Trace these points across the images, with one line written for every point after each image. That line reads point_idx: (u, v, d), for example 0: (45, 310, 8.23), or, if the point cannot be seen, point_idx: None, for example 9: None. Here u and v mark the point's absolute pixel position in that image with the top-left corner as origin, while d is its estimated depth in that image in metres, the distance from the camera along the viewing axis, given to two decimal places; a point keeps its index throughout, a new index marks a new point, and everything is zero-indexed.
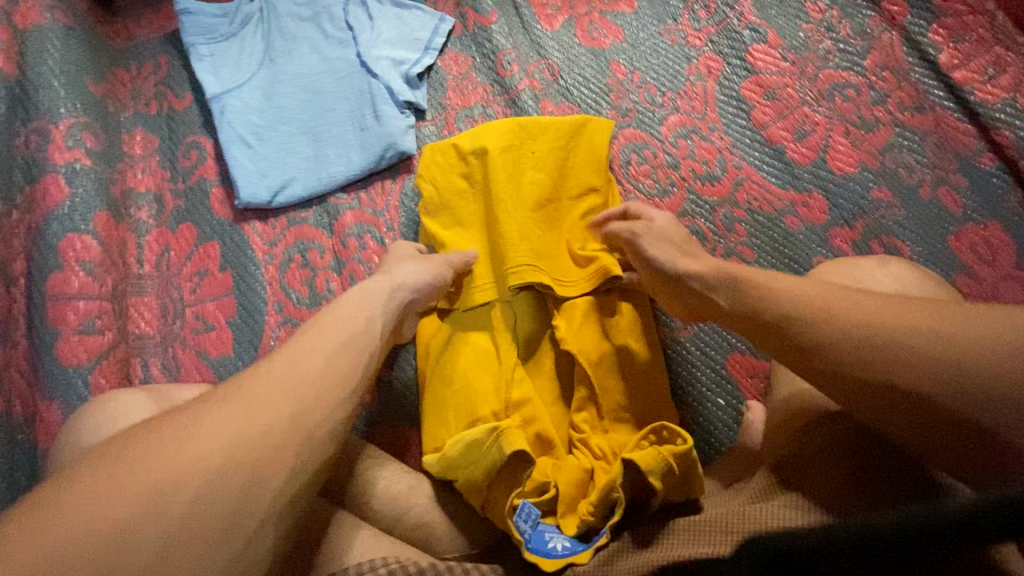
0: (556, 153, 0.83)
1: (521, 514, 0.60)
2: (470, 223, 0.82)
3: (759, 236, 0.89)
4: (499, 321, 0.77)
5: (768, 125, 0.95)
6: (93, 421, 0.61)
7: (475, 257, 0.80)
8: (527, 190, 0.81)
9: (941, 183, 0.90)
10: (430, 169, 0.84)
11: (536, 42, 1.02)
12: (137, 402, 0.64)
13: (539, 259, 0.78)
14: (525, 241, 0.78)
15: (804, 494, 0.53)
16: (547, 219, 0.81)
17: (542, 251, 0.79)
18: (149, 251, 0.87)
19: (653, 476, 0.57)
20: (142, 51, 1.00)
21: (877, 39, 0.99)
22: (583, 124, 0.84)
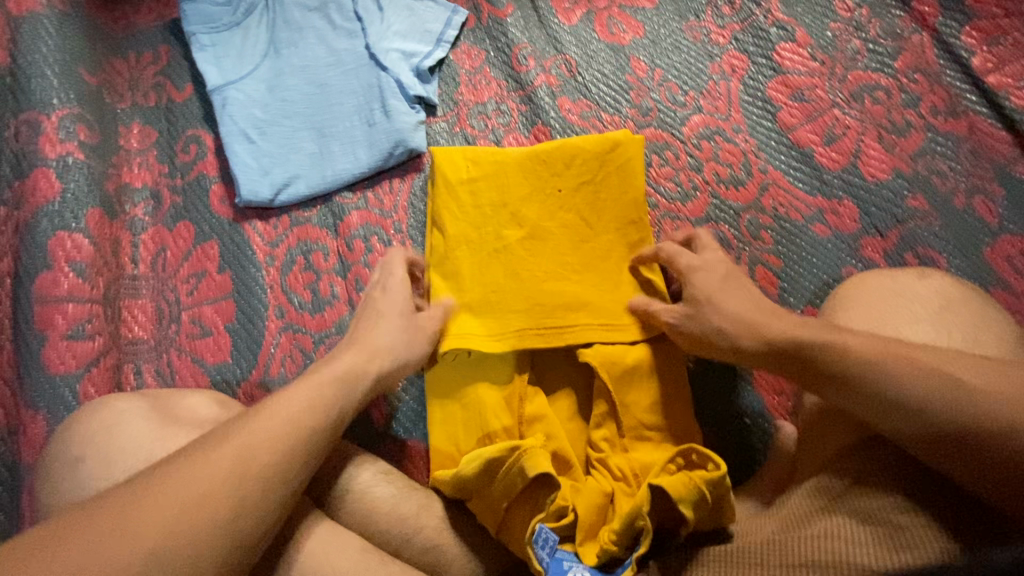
0: (584, 186, 0.79)
1: (540, 541, 0.56)
2: (494, 258, 0.77)
3: (785, 244, 0.85)
4: (513, 330, 0.72)
5: (794, 128, 0.91)
6: (85, 435, 0.58)
7: (503, 297, 0.74)
8: (557, 230, 0.77)
9: (977, 192, 0.86)
10: (443, 209, 0.80)
11: (552, 37, 0.98)
12: (133, 411, 0.60)
13: (579, 304, 0.73)
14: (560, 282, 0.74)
15: (847, 528, 0.49)
16: (583, 258, 0.76)
17: (580, 294, 0.74)
18: (144, 251, 0.83)
19: (685, 505, 0.53)
20: (141, 40, 0.96)
21: (908, 39, 0.95)
22: (613, 149, 0.80)
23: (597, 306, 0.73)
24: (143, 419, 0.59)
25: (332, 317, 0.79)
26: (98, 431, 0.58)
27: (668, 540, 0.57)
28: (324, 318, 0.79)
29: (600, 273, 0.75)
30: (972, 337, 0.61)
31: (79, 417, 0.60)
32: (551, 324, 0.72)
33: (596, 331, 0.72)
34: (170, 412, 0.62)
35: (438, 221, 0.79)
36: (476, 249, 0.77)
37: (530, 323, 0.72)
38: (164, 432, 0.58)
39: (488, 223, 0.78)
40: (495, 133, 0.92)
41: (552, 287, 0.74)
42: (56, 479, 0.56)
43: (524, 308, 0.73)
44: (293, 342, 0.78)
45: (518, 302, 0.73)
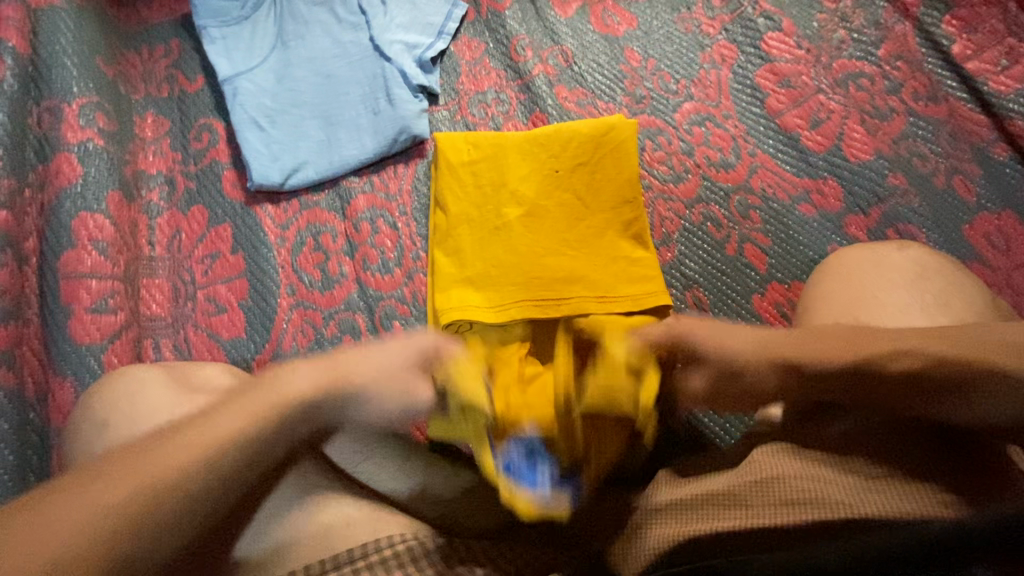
0: (581, 167, 0.83)
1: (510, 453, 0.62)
2: (494, 234, 0.80)
3: (772, 223, 0.88)
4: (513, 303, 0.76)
5: (782, 113, 0.95)
6: (111, 399, 0.62)
7: (501, 271, 0.78)
8: (554, 209, 0.81)
9: (955, 172, 0.90)
10: (445, 188, 0.84)
11: (549, 29, 1.02)
12: (154, 378, 0.64)
13: (576, 278, 0.77)
14: (557, 258, 0.78)
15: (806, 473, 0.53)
16: (580, 236, 0.80)
17: (575, 269, 0.78)
18: (161, 233, 0.86)
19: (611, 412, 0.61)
20: (153, 34, 1.00)
21: (890, 29, 0.99)
22: (609, 131, 0.84)
23: (592, 280, 0.77)
24: (163, 387, 0.63)
25: (340, 294, 0.83)
26: (122, 395, 0.62)
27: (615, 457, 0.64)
28: (334, 295, 0.83)
29: (594, 248, 0.79)
30: (942, 300, 0.65)
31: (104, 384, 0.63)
32: (550, 297, 0.76)
33: (590, 303, 0.76)
34: (191, 381, 0.66)
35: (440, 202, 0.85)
36: (476, 224, 0.82)
37: (529, 294, 0.76)
38: (185, 399, 0.62)
39: (488, 202, 0.83)
40: (495, 121, 0.96)
41: (551, 262, 0.78)
42: (84, 439, 0.60)
43: (523, 280, 0.77)
44: (304, 318, 0.82)
45: (516, 275, 0.77)
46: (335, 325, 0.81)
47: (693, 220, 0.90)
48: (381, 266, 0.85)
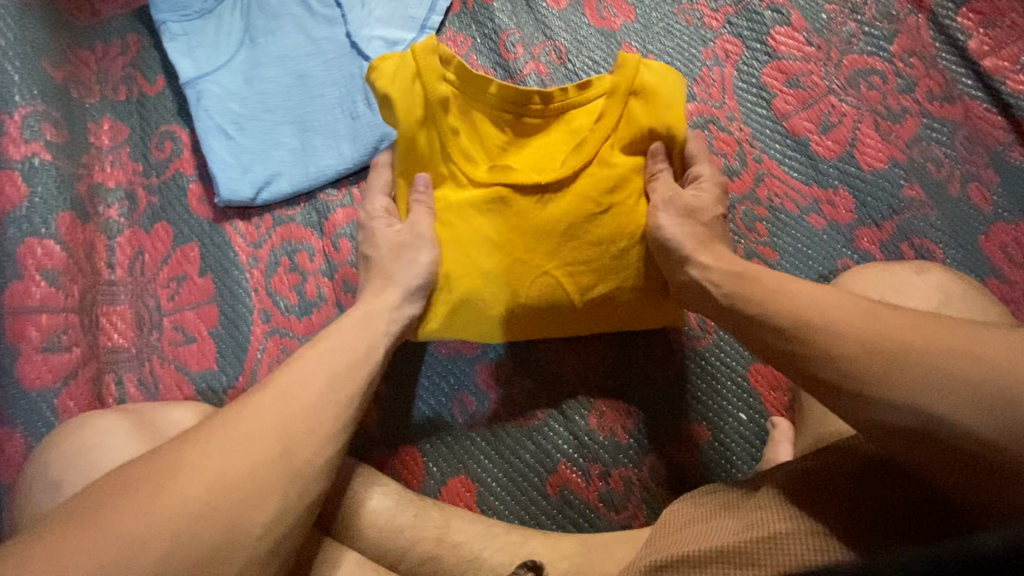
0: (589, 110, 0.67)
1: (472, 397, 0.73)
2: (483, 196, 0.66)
3: (781, 236, 0.83)
4: (506, 278, 0.66)
5: (789, 115, 0.89)
6: (68, 451, 0.56)
7: (495, 241, 0.66)
8: (553, 161, 0.66)
9: (971, 179, 0.85)
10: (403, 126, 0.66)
11: (541, 22, 0.94)
12: (117, 427, 0.58)
13: (576, 252, 0.65)
14: (558, 225, 0.65)
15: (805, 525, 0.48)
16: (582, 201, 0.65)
17: (572, 238, 0.65)
18: (121, 254, 0.79)
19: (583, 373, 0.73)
20: (108, 29, 0.91)
21: (904, 22, 0.92)
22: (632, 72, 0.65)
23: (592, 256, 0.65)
24: (124, 439, 0.57)
25: (320, 319, 0.77)
26: (77, 453, 0.56)
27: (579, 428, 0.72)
28: (312, 321, 0.77)
29: (597, 197, 0.65)
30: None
31: (59, 437, 0.57)
32: (543, 281, 0.66)
33: (589, 277, 0.66)
34: (160, 426, 0.61)
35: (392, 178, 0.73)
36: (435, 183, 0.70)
37: (524, 271, 0.66)
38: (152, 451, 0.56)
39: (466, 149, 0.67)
40: None
41: (547, 220, 0.65)
42: (32, 500, 0.54)
43: (515, 256, 0.65)
44: (280, 347, 0.76)
45: (512, 248, 0.65)
46: None
47: None
48: None
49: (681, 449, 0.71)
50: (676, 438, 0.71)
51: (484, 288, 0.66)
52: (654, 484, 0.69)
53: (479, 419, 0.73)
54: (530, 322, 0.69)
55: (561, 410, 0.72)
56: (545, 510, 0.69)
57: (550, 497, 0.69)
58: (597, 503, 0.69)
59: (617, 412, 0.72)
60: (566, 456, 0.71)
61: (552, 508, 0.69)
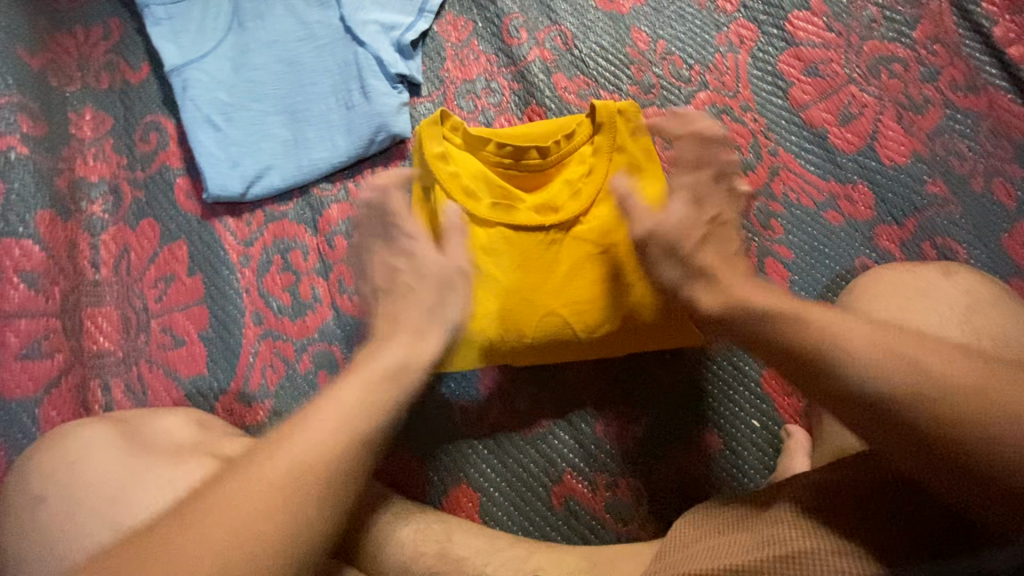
0: (589, 154, 0.71)
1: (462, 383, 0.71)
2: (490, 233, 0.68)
3: (796, 233, 0.80)
4: (508, 307, 0.66)
5: (806, 106, 0.85)
6: (46, 464, 0.53)
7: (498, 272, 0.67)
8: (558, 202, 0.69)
9: (996, 174, 0.81)
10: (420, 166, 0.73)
11: (545, 5, 0.90)
12: (98, 439, 0.54)
13: (580, 288, 0.67)
14: (559, 263, 0.67)
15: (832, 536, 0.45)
16: (582, 242, 0.68)
17: (575, 275, 0.67)
18: (106, 252, 0.76)
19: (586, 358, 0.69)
20: (88, 13, 0.86)
21: (927, 6, 0.88)
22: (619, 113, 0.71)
23: (595, 292, 0.67)
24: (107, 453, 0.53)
25: (314, 321, 0.74)
26: (58, 468, 0.52)
27: (574, 425, 0.69)
28: (306, 323, 0.74)
29: (596, 238, 0.68)
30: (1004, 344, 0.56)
31: (37, 450, 0.54)
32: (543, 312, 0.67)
33: (589, 312, 0.66)
34: (145, 434, 0.57)
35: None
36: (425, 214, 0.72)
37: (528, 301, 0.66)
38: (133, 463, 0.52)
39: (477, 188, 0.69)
40: (485, 114, 0.85)
41: (551, 260, 0.68)
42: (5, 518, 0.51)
43: (519, 287, 0.67)
44: (273, 350, 0.73)
45: (516, 279, 0.67)
46: (309, 359, 0.73)
47: None
48: None
49: (692, 459, 0.68)
50: (688, 447, 0.68)
51: (487, 317, 0.66)
52: (664, 495, 0.67)
53: (481, 426, 0.70)
54: (536, 352, 0.68)
55: (567, 419, 0.69)
56: (550, 521, 0.67)
57: (555, 508, 0.67)
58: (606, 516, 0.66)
59: (626, 420, 0.69)
60: (573, 465, 0.68)
61: (557, 519, 0.67)
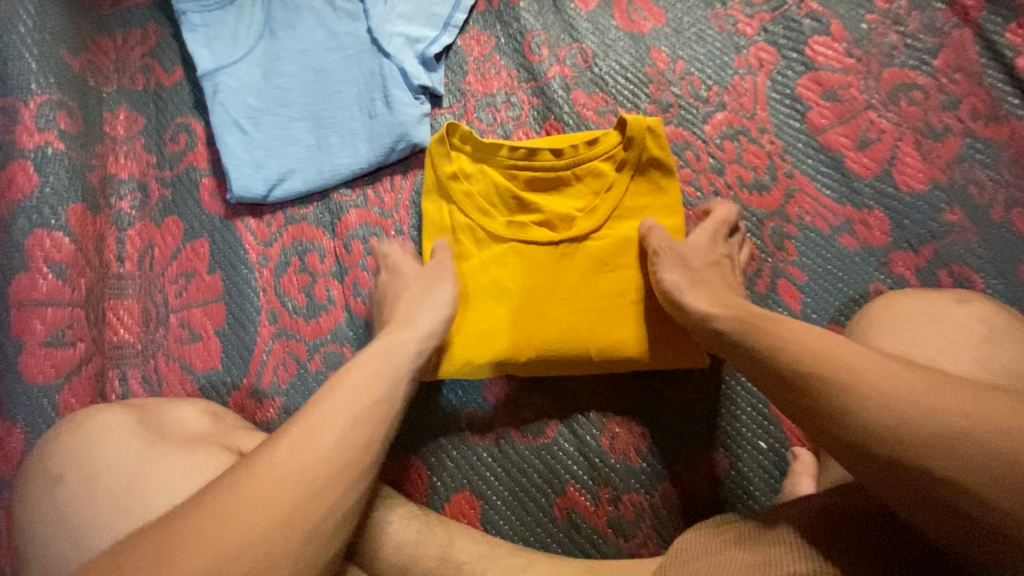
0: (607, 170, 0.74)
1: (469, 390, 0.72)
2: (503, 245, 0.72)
3: (810, 256, 0.80)
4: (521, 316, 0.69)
5: (824, 129, 0.85)
6: (69, 443, 0.55)
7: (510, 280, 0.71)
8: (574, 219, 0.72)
9: (1017, 206, 0.80)
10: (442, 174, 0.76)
11: (567, 23, 0.92)
12: (121, 424, 0.57)
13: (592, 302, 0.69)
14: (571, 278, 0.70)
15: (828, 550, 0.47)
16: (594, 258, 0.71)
17: (588, 288, 0.70)
18: (131, 247, 0.78)
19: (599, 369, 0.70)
20: (127, 18, 0.89)
21: (949, 35, 0.88)
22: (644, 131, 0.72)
23: (606, 307, 0.69)
24: (128, 434, 0.55)
25: (328, 323, 0.75)
26: (81, 449, 0.54)
27: (580, 438, 0.69)
28: (320, 324, 0.75)
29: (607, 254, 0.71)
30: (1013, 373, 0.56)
31: (65, 429, 0.57)
32: (555, 325, 0.69)
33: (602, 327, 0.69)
34: (165, 422, 0.59)
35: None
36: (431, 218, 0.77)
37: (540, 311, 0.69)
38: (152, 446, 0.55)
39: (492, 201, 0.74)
40: (504, 128, 0.87)
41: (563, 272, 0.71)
42: (30, 495, 0.53)
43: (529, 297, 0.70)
44: (286, 349, 0.74)
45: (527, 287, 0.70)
46: (320, 359, 0.74)
47: None
48: (373, 293, 0.77)
49: (698, 478, 0.67)
50: (693, 466, 0.68)
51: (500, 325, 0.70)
52: (668, 512, 0.66)
53: (487, 435, 0.70)
54: (547, 361, 0.69)
55: (572, 430, 0.70)
56: (551, 532, 0.67)
57: (557, 519, 0.67)
58: (608, 531, 0.66)
59: (630, 435, 0.69)
60: (576, 477, 0.68)
61: (558, 531, 0.66)
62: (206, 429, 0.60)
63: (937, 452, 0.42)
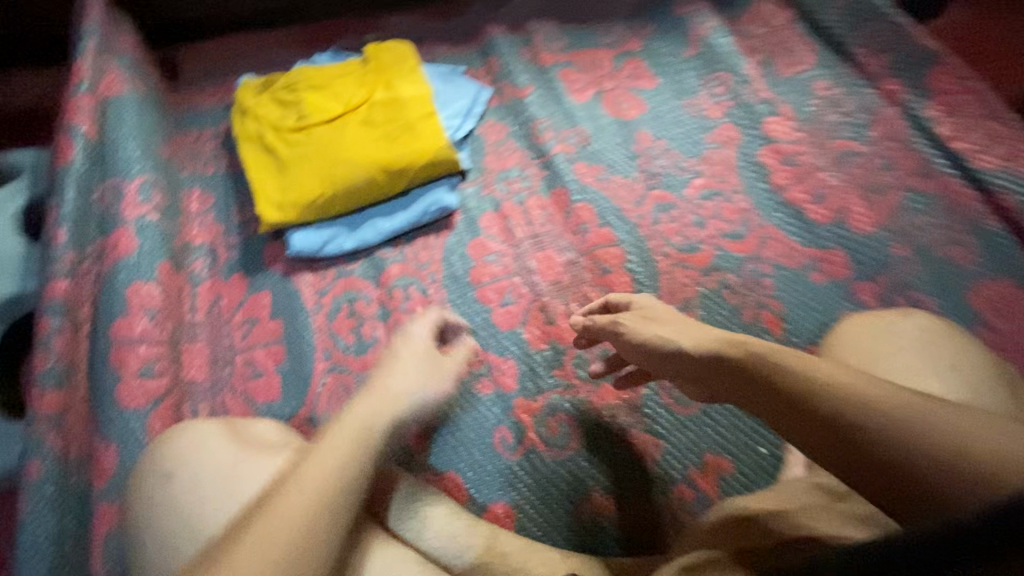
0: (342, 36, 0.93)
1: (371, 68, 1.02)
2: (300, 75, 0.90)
3: (788, 290, 0.90)
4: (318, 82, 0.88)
5: (786, 189, 1.00)
6: (175, 449, 0.64)
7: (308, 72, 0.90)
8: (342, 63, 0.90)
9: (954, 244, 0.93)
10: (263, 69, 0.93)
11: (567, 112, 1.12)
12: (213, 432, 0.65)
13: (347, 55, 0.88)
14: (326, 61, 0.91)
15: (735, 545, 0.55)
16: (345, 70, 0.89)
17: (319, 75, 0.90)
18: (202, 300, 0.90)
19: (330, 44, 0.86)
20: (204, 118, 1.10)
21: (879, 112, 1.06)
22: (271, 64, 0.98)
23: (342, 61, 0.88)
24: (223, 443, 0.64)
25: (372, 359, 0.86)
26: (189, 456, 0.63)
27: (601, 450, 0.78)
28: (367, 359, 0.86)
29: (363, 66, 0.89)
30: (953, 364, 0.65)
31: (167, 440, 0.65)
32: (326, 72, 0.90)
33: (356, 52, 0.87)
34: (249, 434, 0.67)
35: (259, 132, 1.00)
36: (349, 206, 0.96)
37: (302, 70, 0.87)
38: (243, 454, 0.63)
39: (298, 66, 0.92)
40: (520, 194, 1.03)
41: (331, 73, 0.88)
42: (149, 502, 0.61)
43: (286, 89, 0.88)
44: (339, 382, 0.84)
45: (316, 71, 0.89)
46: None
47: (711, 285, 0.92)
48: None
49: (707, 481, 0.76)
50: (703, 469, 0.77)
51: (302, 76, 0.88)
52: (686, 513, 0.74)
53: (518, 451, 0.79)
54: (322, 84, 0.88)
55: (594, 442, 0.79)
56: (578, 535, 0.73)
57: (584, 523, 0.73)
58: (645, 502, 0.75)
59: (646, 444, 0.78)
60: (599, 484, 0.76)
61: (587, 534, 0.73)
62: (280, 436, 0.67)
63: (933, 451, 0.42)
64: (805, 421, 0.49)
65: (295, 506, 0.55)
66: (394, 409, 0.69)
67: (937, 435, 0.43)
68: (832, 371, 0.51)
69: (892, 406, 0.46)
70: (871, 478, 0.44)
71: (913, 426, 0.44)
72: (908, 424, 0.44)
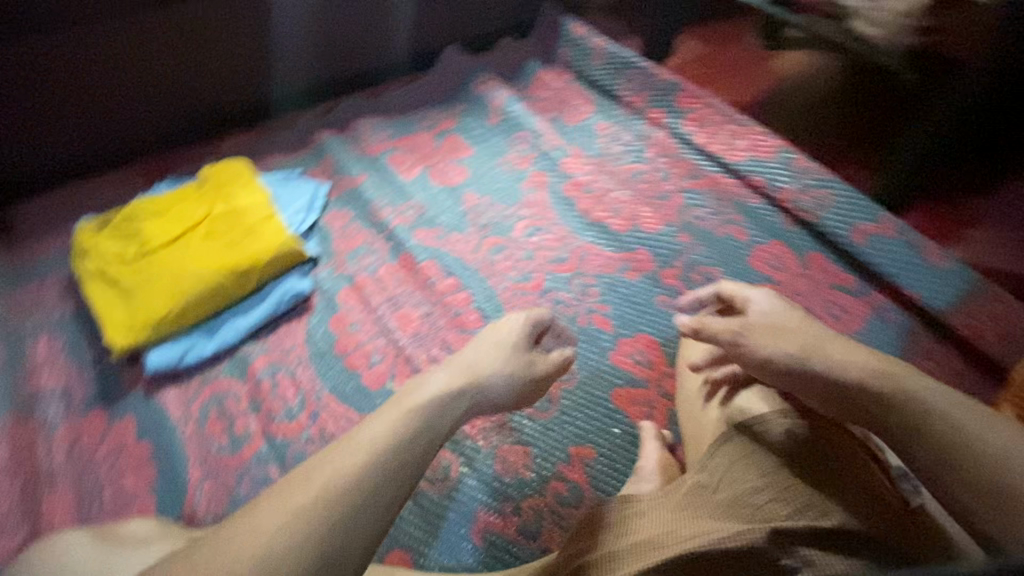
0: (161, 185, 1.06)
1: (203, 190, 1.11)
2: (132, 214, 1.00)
3: (611, 292, 1.05)
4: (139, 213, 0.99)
5: (591, 211, 1.17)
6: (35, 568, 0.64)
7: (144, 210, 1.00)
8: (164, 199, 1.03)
9: (729, 224, 1.11)
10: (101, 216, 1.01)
11: (400, 189, 1.25)
12: (77, 541, 0.66)
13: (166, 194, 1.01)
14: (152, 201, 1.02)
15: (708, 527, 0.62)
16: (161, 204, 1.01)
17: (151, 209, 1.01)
18: (60, 443, 0.89)
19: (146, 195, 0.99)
20: (43, 267, 1.11)
21: (652, 137, 1.26)
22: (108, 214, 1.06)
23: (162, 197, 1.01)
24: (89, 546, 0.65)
25: (248, 452, 0.88)
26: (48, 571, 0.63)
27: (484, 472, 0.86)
28: (243, 454, 0.88)
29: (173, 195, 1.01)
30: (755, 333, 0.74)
31: (28, 560, 0.65)
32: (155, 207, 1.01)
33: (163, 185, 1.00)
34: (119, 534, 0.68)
35: (102, 266, 1.03)
36: (204, 314, 1.01)
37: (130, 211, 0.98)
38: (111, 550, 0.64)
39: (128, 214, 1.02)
40: (370, 267, 1.12)
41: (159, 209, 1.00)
42: None
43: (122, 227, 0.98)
44: (216, 484, 0.85)
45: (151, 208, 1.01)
46: (248, 481, 0.85)
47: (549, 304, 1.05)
48: (286, 413, 0.92)
49: (576, 471, 0.85)
50: (569, 462, 0.86)
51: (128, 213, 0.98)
52: (561, 506, 0.82)
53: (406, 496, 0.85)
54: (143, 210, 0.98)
55: (472, 467, 0.86)
56: (474, 556, 0.79)
57: (476, 543, 0.80)
58: (527, 506, 0.82)
59: (518, 455, 0.87)
60: (483, 503, 0.83)
61: (480, 553, 0.79)
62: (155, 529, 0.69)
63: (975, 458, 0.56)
64: (896, 423, 0.62)
65: (361, 458, 0.55)
66: (472, 376, 0.70)
67: (992, 454, 0.55)
68: (916, 382, 0.63)
69: (953, 435, 0.58)
70: (943, 474, 0.58)
71: (966, 430, 0.58)
72: (960, 441, 0.57)
